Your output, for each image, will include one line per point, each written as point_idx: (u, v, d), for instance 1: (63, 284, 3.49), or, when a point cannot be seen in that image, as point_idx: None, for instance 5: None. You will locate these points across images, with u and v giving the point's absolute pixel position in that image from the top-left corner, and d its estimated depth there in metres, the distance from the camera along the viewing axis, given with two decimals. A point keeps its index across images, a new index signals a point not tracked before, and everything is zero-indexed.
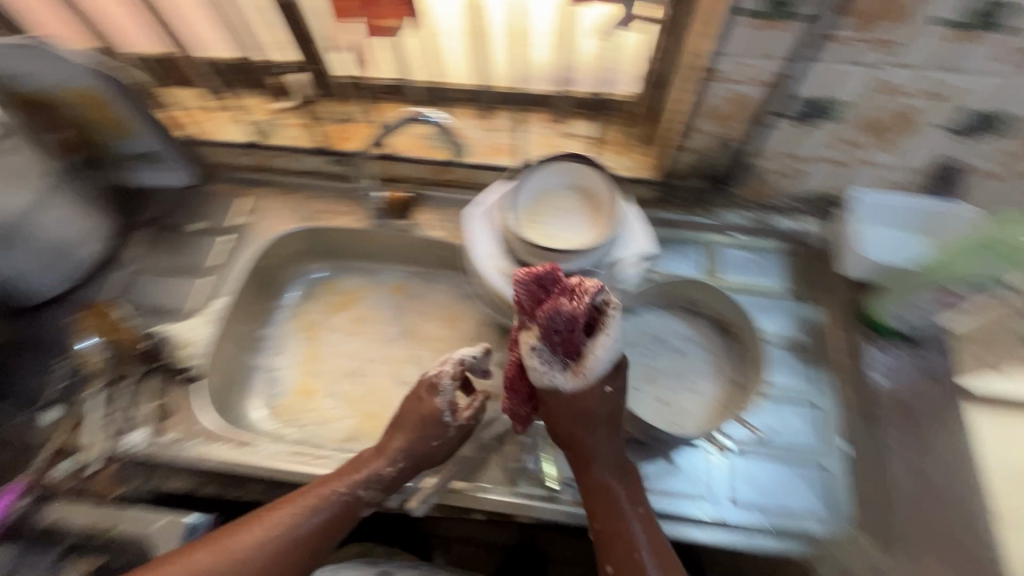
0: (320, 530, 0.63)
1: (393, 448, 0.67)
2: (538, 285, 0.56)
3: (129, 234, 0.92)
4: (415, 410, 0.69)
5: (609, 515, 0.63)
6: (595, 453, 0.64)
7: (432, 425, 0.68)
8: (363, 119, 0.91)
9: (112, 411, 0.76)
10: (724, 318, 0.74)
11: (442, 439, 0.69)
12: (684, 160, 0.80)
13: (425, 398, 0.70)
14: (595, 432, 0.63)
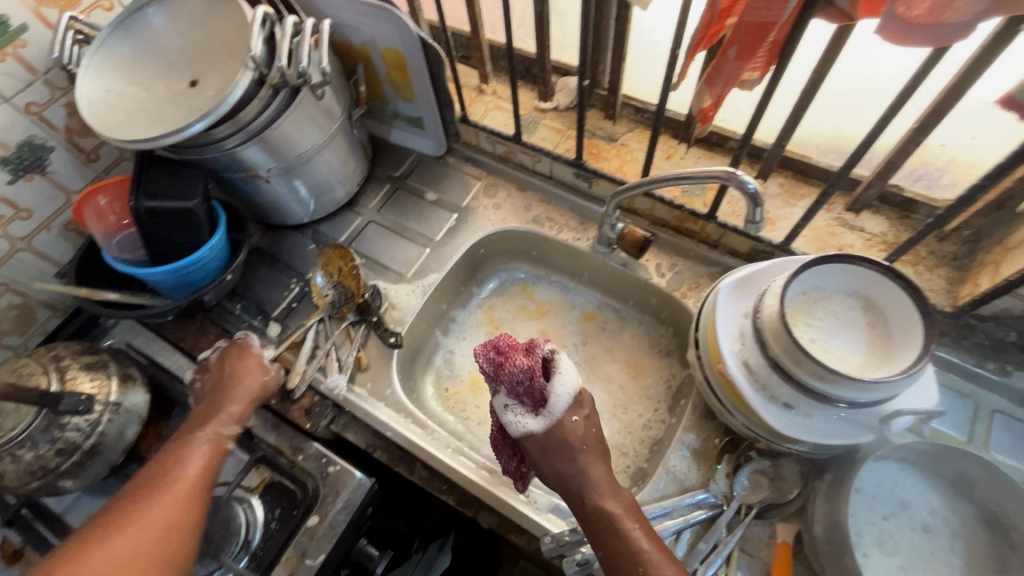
0: (200, 471, 0.61)
1: (222, 402, 0.68)
2: (494, 349, 0.63)
3: (373, 185, 0.99)
4: (248, 368, 0.72)
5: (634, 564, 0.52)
6: (588, 489, 0.58)
7: (242, 362, 0.72)
8: (624, 142, 0.87)
9: (322, 348, 0.81)
10: (998, 515, 0.59)
11: (248, 364, 0.72)
12: (1004, 306, 0.65)
13: (245, 360, 0.72)
14: (563, 459, 0.59)
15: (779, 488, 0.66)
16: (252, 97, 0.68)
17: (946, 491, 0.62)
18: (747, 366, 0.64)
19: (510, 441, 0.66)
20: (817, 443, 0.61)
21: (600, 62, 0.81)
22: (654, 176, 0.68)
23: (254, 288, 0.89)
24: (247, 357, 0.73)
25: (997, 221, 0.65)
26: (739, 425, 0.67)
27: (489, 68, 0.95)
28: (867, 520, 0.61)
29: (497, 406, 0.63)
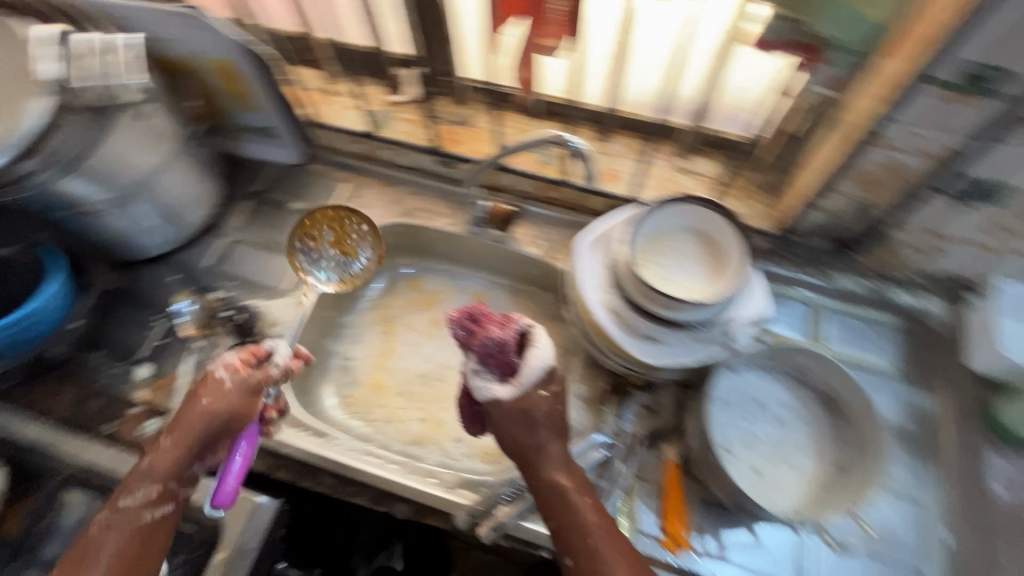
0: (144, 543, 0.56)
1: (169, 450, 0.60)
2: (470, 318, 0.61)
3: (232, 204, 0.94)
4: (217, 404, 0.62)
5: (579, 536, 0.56)
6: (547, 466, 0.60)
7: (201, 402, 0.62)
8: (478, 124, 0.90)
9: (200, 380, 0.77)
10: (833, 393, 0.69)
11: (207, 398, 0.62)
12: (812, 219, 0.76)
13: (215, 394, 0.62)
14: (529, 434, 0.60)
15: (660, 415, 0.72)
16: (55, 124, 0.62)
17: (790, 384, 0.71)
18: (613, 310, 0.69)
19: (475, 408, 0.66)
20: (680, 366, 0.67)
21: (436, 49, 0.83)
22: (503, 147, 0.71)
23: (112, 333, 0.82)
24: (212, 387, 0.63)
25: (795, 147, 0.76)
26: (618, 366, 0.73)
27: (333, 68, 0.94)
28: (733, 423, 0.69)
29: (467, 371, 0.63)
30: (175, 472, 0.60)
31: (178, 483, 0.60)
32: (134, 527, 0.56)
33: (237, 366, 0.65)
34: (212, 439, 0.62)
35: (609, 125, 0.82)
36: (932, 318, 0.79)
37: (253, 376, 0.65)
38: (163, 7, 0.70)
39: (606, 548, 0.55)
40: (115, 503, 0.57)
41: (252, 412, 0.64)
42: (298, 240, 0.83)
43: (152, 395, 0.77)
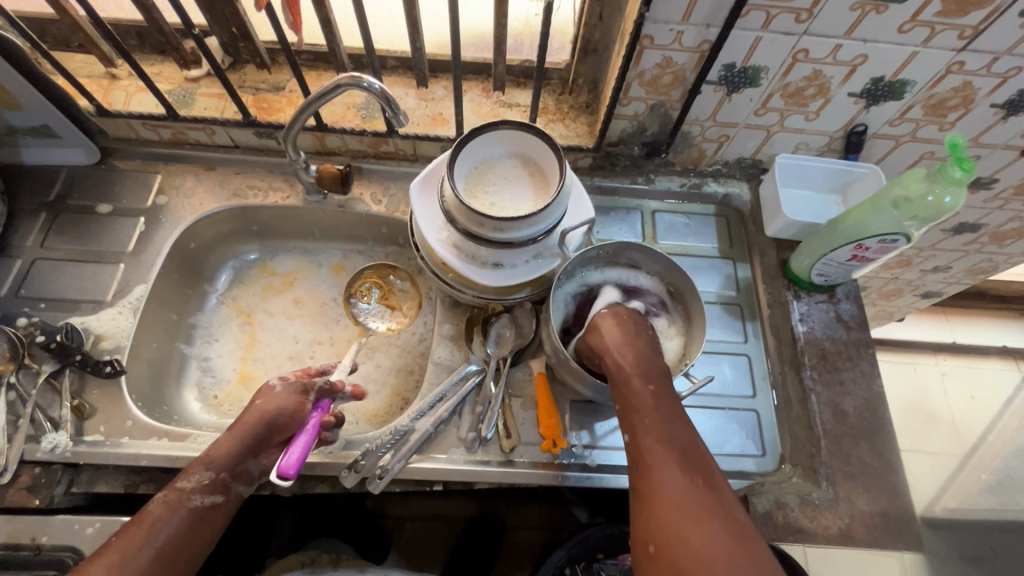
0: (193, 532, 0.57)
1: (228, 439, 0.62)
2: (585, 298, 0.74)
3: (22, 219, 0.82)
4: (268, 405, 0.65)
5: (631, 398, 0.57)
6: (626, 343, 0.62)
7: (280, 400, 0.66)
8: (291, 88, 0.85)
9: (21, 416, 0.68)
10: (665, 280, 0.77)
11: (265, 403, 0.66)
12: (622, 129, 0.82)
13: (266, 396, 0.66)
14: (625, 341, 0.62)
15: (520, 334, 0.76)
16: None
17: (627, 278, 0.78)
18: (454, 245, 0.72)
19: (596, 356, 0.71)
20: (526, 282, 0.72)
21: (218, 11, 0.77)
22: (308, 98, 0.69)
23: None
24: (265, 393, 0.67)
25: (593, 63, 0.81)
26: (473, 297, 0.76)
27: (108, 48, 0.83)
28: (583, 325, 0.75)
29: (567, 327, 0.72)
30: (232, 462, 0.61)
31: (231, 474, 0.61)
32: (183, 507, 0.57)
33: (288, 376, 0.70)
34: (264, 432, 0.64)
35: (421, 68, 0.82)
36: (737, 200, 0.91)
37: (300, 380, 0.70)
38: None
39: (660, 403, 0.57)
40: (175, 483, 0.58)
41: (303, 408, 0.67)
42: (351, 297, 0.92)
43: None
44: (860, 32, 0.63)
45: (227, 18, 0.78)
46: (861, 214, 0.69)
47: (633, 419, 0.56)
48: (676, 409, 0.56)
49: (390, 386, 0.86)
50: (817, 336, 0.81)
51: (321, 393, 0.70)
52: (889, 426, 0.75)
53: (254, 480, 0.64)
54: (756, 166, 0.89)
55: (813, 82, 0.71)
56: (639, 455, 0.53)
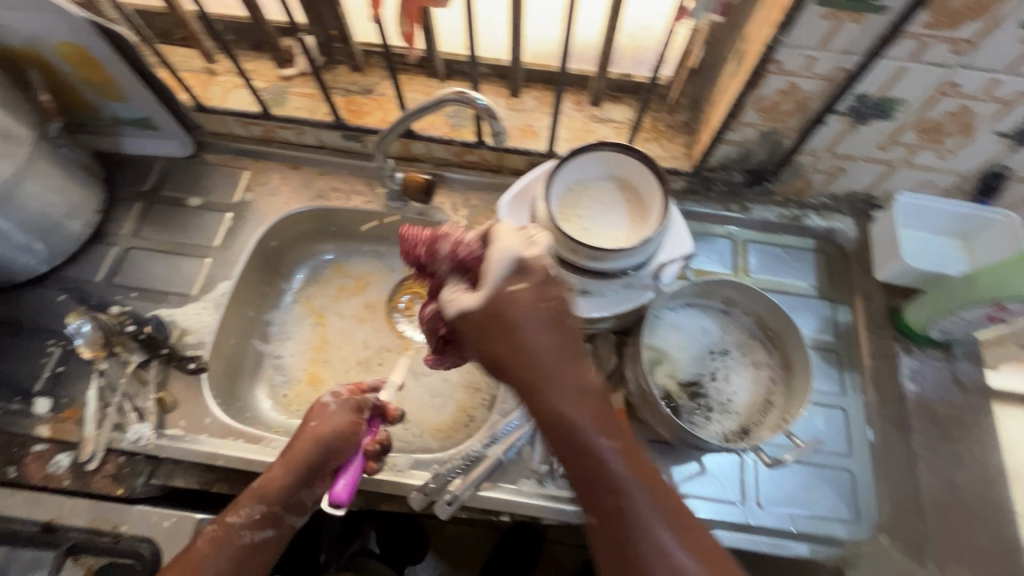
0: (245, 566, 0.58)
1: (280, 470, 0.62)
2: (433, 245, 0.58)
3: (120, 207, 0.85)
4: (324, 427, 0.65)
5: (566, 424, 0.52)
6: (522, 330, 0.53)
7: (328, 427, 0.65)
8: (381, 92, 0.84)
9: (110, 404, 0.70)
10: (762, 319, 0.71)
11: (320, 425, 0.65)
12: (724, 155, 0.77)
13: (322, 417, 0.66)
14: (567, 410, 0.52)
15: (599, 366, 0.72)
16: None
17: (719, 316, 0.73)
18: None
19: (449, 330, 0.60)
20: (615, 314, 0.68)
21: (319, 12, 0.76)
22: (406, 111, 0.67)
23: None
24: (319, 412, 0.66)
25: (700, 83, 0.76)
26: None
27: (209, 44, 0.84)
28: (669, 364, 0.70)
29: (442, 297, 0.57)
30: (282, 494, 0.61)
31: (284, 507, 0.61)
32: (233, 545, 0.58)
33: (340, 393, 0.69)
34: (320, 460, 0.63)
35: (516, 78, 0.79)
36: (841, 236, 0.83)
37: (354, 399, 0.69)
38: None
39: (585, 424, 0.52)
40: (224, 519, 0.59)
41: (357, 433, 0.67)
42: (392, 312, 0.91)
43: (55, 430, 0.69)
44: None
45: (327, 19, 0.77)
46: (1006, 270, 0.62)
47: (563, 445, 0.52)
48: (554, 420, 0.52)
49: (456, 402, 0.84)
50: (928, 396, 0.74)
51: (374, 412, 0.72)
52: (1008, 507, 0.68)
53: (309, 509, 0.64)
54: (867, 202, 0.81)
55: (956, 119, 0.64)
56: (585, 489, 0.52)
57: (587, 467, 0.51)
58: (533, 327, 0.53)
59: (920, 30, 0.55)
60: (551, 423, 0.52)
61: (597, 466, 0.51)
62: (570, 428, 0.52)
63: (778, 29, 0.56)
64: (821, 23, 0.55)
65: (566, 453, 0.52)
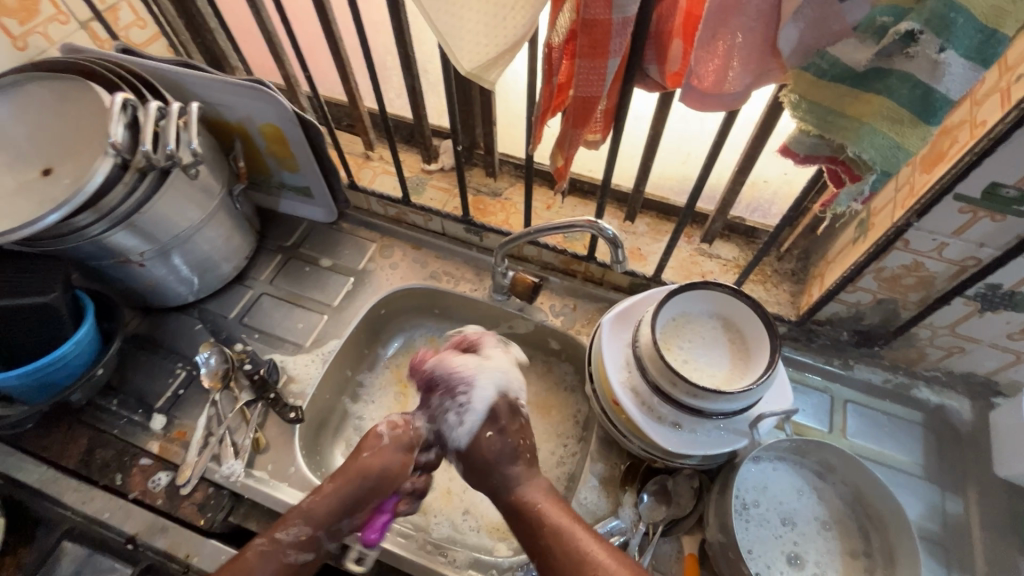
0: None
1: (326, 495, 0.63)
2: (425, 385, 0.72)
3: (263, 256, 0.96)
4: (375, 460, 0.65)
5: (574, 570, 0.57)
6: (506, 468, 0.65)
7: (378, 457, 0.66)
8: (508, 197, 0.93)
9: (213, 435, 0.76)
10: (860, 492, 0.67)
11: (373, 460, 0.66)
12: (833, 310, 0.76)
13: (375, 450, 0.66)
14: (561, 532, 0.60)
15: (677, 503, 0.70)
16: (115, 183, 0.65)
17: (812, 478, 0.70)
18: (635, 391, 0.70)
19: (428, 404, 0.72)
20: (704, 454, 0.67)
21: (471, 125, 0.88)
22: (535, 225, 0.73)
23: (131, 380, 0.82)
24: (372, 445, 0.67)
25: (817, 239, 0.78)
26: (638, 448, 0.72)
27: (372, 135, 0.98)
28: (749, 529, 0.67)
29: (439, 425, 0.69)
30: (324, 522, 0.62)
31: (325, 533, 0.62)
32: (281, 566, 0.60)
33: (396, 425, 0.69)
34: (370, 493, 0.64)
35: (636, 205, 0.84)
36: (956, 416, 0.77)
37: (406, 433, 0.69)
38: (230, 78, 0.76)
39: (579, 537, 0.59)
40: (274, 535, 0.60)
41: (399, 478, 0.66)
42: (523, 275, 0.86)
43: (162, 449, 0.76)
44: None
45: (477, 132, 0.88)
46: None
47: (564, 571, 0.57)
48: (555, 539, 0.59)
49: None
50: None
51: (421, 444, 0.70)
52: None
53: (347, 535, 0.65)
54: (988, 386, 0.76)
55: None
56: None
57: None
58: (506, 466, 0.65)
59: None
60: (565, 566, 0.58)
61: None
62: (572, 546, 0.58)
63: (911, 214, 0.58)
64: (957, 216, 0.56)
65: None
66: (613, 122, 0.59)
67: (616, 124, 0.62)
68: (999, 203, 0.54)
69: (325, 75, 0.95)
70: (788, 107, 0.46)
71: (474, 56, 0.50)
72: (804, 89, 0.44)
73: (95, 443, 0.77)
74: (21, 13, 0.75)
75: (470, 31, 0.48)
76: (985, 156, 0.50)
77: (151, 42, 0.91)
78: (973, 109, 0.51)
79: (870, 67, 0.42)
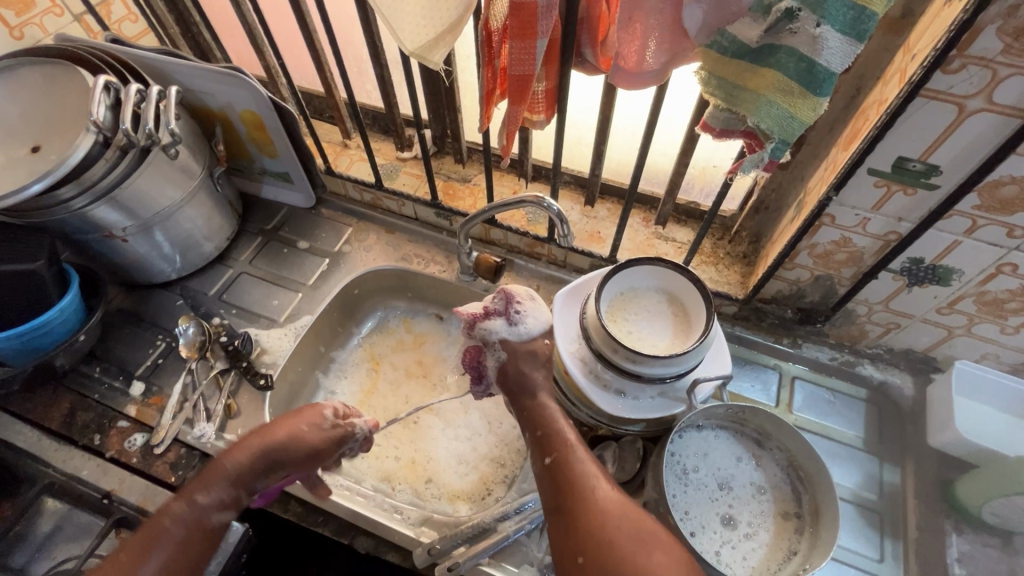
0: (189, 552, 0.60)
1: (249, 453, 0.65)
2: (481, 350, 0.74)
3: (244, 238, 1.01)
4: (309, 434, 0.68)
5: (579, 484, 0.58)
6: (537, 394, 0.68)
7: (325, 436, 0.70)
8: (477, 183, 0.98)
9: (188, 400, 0.81)
10: (794, 457, 0.70)
11: (310, 434, 0.68)
12: (777, 288, 0.80)
13: (312, 427, 0.69)
14: (572, 454, 0.60)
15: (622, 467, 0.74)
16: (96, 158, 0.70)
17: (752, 445, 0.73)
18: (583, 360, 0.73)
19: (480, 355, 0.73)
20: (646, 419, 0.71)
21: (441, 114, 0.92)
22: (491, 203, 0.77)
23: (114, 350, 0.87)
24: (312, 419, 0.70)
25: (763, 221, 0.81)
26: (587, 416, 0.76)
27: (349, 124, 1.03)
28: (689, 491, 0.69)
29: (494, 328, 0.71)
30: (242, 479, 0.64)
31: (247, 491, 0.65)
32: (201, 526, 0.61)
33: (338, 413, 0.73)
34: (293, 461, 0.67)
35: (594, 190, 0.88)
36: (898, 392, 0.80)
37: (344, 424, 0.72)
38: (209, 66, 0.81)
39: (590, 467, 0.59)
40: (194, 497, 0.62)
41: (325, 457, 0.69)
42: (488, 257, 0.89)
43: (139, 412, 0.81)
44: None
45: (446, 120, 0.92)
46: None
47: (561, 494, 0.58)
48: (563, 457, 0.60)
49: (479, 472, 0.86)
50: None
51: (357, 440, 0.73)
52: None
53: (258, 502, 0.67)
54: (927, 363, 0.80)
55: (1017, 297, 0.64)
56: (579, 542, 0.54)
57: (609, 521, 0.54)
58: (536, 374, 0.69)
59: (971, 210, 0.58)
60: (566, 480, 0.58)
61: (607, 526, 0.54)
62: (580, 469, 0.59)
63: (831, 188, 0.62)
64: (873, 189, 0.60)
65: (571, 509, 0.56)
66: (555, 103, 0.64)
67: (559, 105, 0.67)
68: (908, 177, 0.58)
69: (305, 67, 1.01)
70: (699, 84, 0.51)
71: (417, 38, 0.55)
72: (710, 66, 0.49)
73: (77, 407, 0.81)
74: (17, 6, 0.82)
75: (410, 13, 0.53)
76: (886, 130, 0.54)
77: (142, 36, 0.97)
78: (881, 87, 0.55)
79: (763, 43, 0.46)
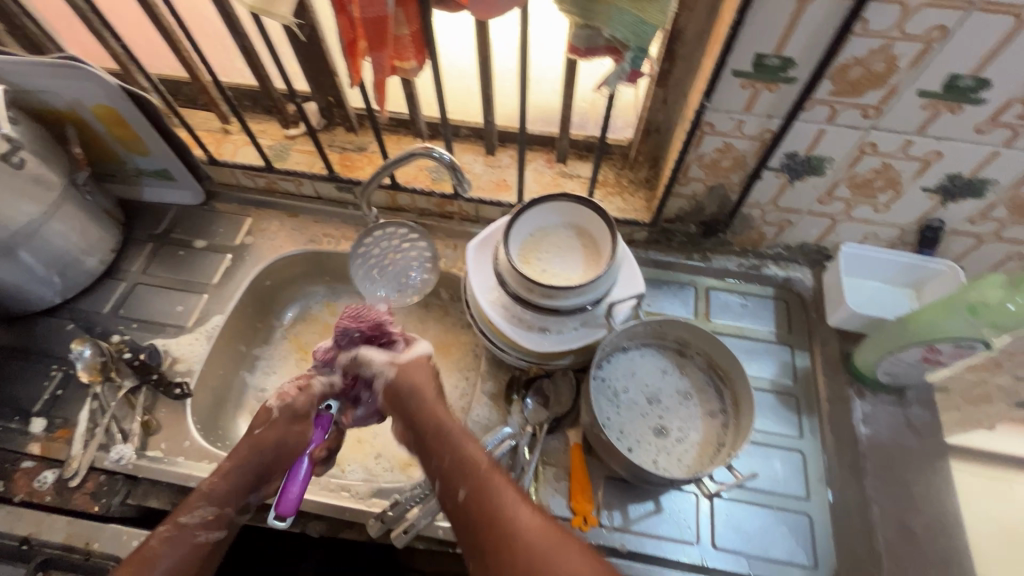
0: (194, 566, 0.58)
1: (228, 474, 0.62)
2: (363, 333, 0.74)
3: (132, 247, 0.93)
4: (269, 433, 0.65)
5: (490, 512, 0.56)
6: (423, 409, 0.67)
7: (288, 430, 0.66)
8: (374, 150, 0.94)
9: (98, 425, 0.75)
10: (713, 359, 0.75)
11: (268, 433, 0.65)
12: (678, 206, 0.83)
13: (266, 425, 0.66)
14: (479, 474, 0.59)
15: (557, 402, 0.77)
16: None
17: (674, 356, 0.77)
18: (503, 306, 0.74)
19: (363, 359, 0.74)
20: (572, 350, 0.73)
21: (321, 81, 0.87)
22: (383, 163, 0.75)
23: (3, 389, 0.79)
24: (264, 418, 0.67)
25: (656, 144, 0.83)
26: (517, 359, 0.77)
27: (225, 107, 0.96)
28: (621, 410, 0.73)
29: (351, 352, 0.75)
30: (231, 495, 0.61)
31: (234, 509, 0.61)
32: (192, 543, 0.58)
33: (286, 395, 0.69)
34: (272, 462, 0.64)
35: (491, 138, 0.87)
36: (800, 284, 0.86)
37: (299, 400, 0.70)
38: (42, 59, 0.72)
39: (498, 482, 0.59)
40: (178, 519, 0.58)
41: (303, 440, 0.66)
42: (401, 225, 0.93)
43: (45, 448, 0.75)
44: (933, 129, 0.62)
45: (327, 87, 0.87)
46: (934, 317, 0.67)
47: (474, 520, 0.57)
48: (469, 475, 0.60)
49: None
50: (881, 439, 0.77)
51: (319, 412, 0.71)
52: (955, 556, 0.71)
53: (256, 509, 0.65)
54: (821, 252, 0.86)
55: (881, 175, 0.69)
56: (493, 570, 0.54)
57: (521, 541, 0.54)
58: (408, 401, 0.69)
59: (828, 96, 0.61)
60: (475, 500, 0.58)
61: (521, 546, 0.53)
62: (485, 486, 0.58)
63: (703, 96, 0.64)
64: (741, 91, 0.63)
65: (484, 543, 0.55)
66: (426, 49, 0.63)
67: (430, 50, 0.65)
68: (768, 73, 0.60)
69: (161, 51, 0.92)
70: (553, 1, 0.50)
71: None
72: None
73: None
74: None
75: None
76: (740, 28, 0.56)
77: None
78: None
79: None
